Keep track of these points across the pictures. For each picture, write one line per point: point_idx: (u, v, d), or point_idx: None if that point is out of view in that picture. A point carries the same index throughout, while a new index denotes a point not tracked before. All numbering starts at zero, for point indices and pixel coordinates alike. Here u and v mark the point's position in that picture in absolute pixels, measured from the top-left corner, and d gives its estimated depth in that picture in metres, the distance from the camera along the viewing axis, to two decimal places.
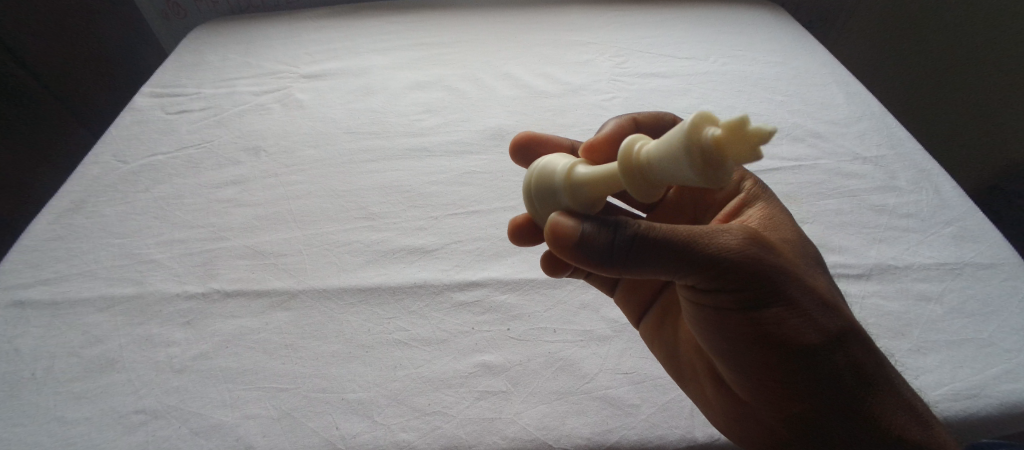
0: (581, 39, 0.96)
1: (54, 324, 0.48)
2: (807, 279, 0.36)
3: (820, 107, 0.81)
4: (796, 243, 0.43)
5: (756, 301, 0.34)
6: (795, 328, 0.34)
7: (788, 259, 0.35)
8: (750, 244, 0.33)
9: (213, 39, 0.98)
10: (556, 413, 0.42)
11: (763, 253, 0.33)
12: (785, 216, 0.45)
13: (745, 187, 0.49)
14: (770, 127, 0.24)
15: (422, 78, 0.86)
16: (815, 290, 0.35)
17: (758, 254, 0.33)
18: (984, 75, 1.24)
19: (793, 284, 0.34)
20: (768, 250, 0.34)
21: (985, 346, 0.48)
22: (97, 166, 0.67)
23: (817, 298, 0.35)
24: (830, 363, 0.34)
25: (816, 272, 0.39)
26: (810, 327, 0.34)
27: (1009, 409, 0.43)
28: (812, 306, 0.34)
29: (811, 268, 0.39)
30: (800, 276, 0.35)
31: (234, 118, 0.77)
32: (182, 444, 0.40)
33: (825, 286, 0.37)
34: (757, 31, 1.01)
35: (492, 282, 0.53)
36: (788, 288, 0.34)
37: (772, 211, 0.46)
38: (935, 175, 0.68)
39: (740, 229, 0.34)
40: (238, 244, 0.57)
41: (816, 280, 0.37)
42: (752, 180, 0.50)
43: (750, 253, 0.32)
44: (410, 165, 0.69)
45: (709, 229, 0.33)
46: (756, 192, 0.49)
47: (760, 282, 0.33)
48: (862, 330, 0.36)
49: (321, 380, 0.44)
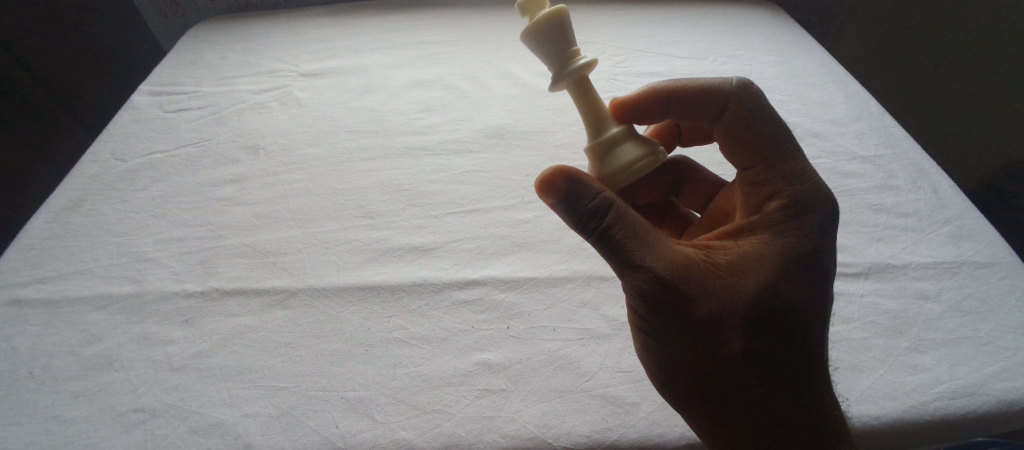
0: (580, 38, 0.96)
1: (53, 323, 0.48)
2: (730, 335, 0.37)
3: (819, 106, 0.81)
4: (773, 298, 0.37)
5: (659, 325, 0.38)
6: (687, 362, 0.39)
7: (729, 315, 0.37)
8: (665, 288, 0.36)
9: (211, 38, 0.97)
10: (556, 411, 0.42)
11: (672, 298, 0.36)
12: (806, 269, 0.38)
13: (767, 210, 0.39)
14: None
15: (421, 77, 0.86)
16: (743, 347, 0.37)
17: (684, 297, 0.36)
18: (982, 78, 1.25)
19: (715, 335, 0.37)
20: (684, 298, 0.36)
21: (983, 345, 0.48)
22: (96, 165, 0.67)
23: (725, 353, 0.38)
24: (723, 400, 0.39)
25: (768, 333, 0.37)
26: (715, 370, 0.38)
27: (1005, 407, 0.44)
28: (710, 356, 0.38)
29: (778, 330, 0.37)
30: (715, 331, 0.37)
31: (234, 117, 0.77)
32: (181, 442, 0.40)
33: (755, 347, 0.37)
34: (756, 31, 1.01)
35: (492, 281, 0.53)
36: (691, 333, 0.38)
37: (783, 249, 0.38)
38: (932, 174, 0.68)
39: (667, 271, 0.36)
40: (237, 242, 0.57)
41: (760, 341, 0.37)
42: (781, 204, 0.39)
43: (658, 294, 0.36)
44: (409, 164, 0.69)
45: (656, 258, 0.36)
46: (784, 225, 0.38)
47: (660, 315, 0.37)
48: (777, 394, 0.38)
49: (320, 379, 0.44)
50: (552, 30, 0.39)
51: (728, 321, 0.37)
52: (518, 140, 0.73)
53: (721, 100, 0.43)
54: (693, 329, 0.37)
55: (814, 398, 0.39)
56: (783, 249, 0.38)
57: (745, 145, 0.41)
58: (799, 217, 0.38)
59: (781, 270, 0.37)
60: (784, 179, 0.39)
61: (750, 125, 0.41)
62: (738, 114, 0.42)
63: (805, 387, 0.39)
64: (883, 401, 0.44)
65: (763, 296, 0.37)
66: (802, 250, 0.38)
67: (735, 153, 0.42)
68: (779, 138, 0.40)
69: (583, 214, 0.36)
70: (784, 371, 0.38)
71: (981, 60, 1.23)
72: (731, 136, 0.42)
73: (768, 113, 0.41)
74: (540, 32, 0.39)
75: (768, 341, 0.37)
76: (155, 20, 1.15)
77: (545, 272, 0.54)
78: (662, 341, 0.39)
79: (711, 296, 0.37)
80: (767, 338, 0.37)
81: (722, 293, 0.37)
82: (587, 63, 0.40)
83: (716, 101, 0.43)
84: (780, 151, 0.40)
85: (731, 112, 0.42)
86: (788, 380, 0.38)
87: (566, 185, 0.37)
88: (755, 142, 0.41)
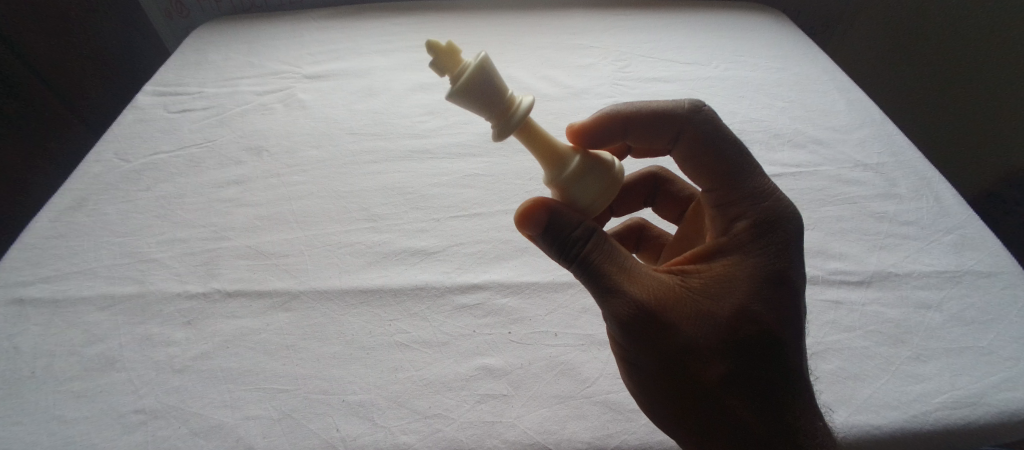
0: (583, 42, 0.96)
1: (55, 323, 0.48)
2: (704, 364, 0.37)
3: (821, 113, 0.81)
4: (743, 327, 0.36)
5: (632, 351, 0.38)
6: (663, 389, 0.38)
7: (700, 340, 0.36)
8: (638, 313, 0.36)
9: (215, 39, 0.98)
10: (557, 417, 0.42)
11: (644, 325, 0.36)
12: (774, 291, 0.37)
13: (733, 232, 0.39)
14: (434, 42, 0.33)
15: (425, 80, 0.86)
16: (717, 371, 0.37)
17: (655, 323, 0.36)
18: (984, 85, 1.24)
19: (689, 359, 0.37)
20: (656, 323, 0.36)
21: (984, 355, 0.48)
22: (99, 165, 0.67)
23: (700, 381, 0.37)
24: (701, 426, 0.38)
25: (744, 362, 0.37)
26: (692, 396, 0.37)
27: (1006, 417, 0.44)
28: (686, 384, 0.37)
29: (751, 355, 0.37)
30: (687, 358, 0.37)
31: (237, 117, 0.77)
32: (181, 444, 0.40)
33: (729, 377, 0.37)
34: (759, 37, 1.01)
35: (493, 285, 0.53)
36: (662, 360, 0.37)
37: (751, 271, 0.37)
38: (935, 182, 0.68)
39: (641, 296, 0.36)
40: (239, 244, 0.57)
41: (734, 367, 0.37)
42: (743, 227, 0.39)
43: (630, 321, 0.36)
44: (411, 167, 0.69)
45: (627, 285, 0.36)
46: (749, 246, 0.38)
47: (634, 341, 0.37)
48: (757, 420, 0.37)
49: (321, 382, 0.44)
50: (484, 84, 0.35)
51: (700, 346, 0.36)
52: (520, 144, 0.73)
53: (678, 125, 0.43)
54: (667, 353, 0.37)
55: (793, 430, 0.37)
56: (752, 275, 0.37)
57: (707, 169, 0.41)
58: (764, 237, 0.38)
59: (750, 297, 0.37)
60: (749, 201, 0.39)
61: (708, 152, 0.41)
62: (697, 138, 0.42)
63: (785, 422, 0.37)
64: (884, 411, 0.44)
65: (737, 317, 0.36)
66: (772, 270, 0.37)
67: (698, 176, 0.42)
68: (733, 161, 0.41)
69: (564, 238, 0.37)
70: (761, 403, 0.37)
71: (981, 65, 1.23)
72: (692, 161, 0.42)
73: (719, 135, 0.42)
74: (476, 85, 0.34)
75: (744, 371, 0.37)
76: (159, 20, 1.15)
77: (546, 277, 0.54)
78: (639, 368, 0.39)
79: (684, 322, 0.36)
80: (739, 367, 0.37)
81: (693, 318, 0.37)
82: (530, 104, 0.37)
83: (672, 127, 0.43)
84: (739, 175, 0.40)
85: (688, 138, 0.42)
86: (765, 413, 0.37)
87: (552, 210, 0.38)
88: (715, 165, 0.41)
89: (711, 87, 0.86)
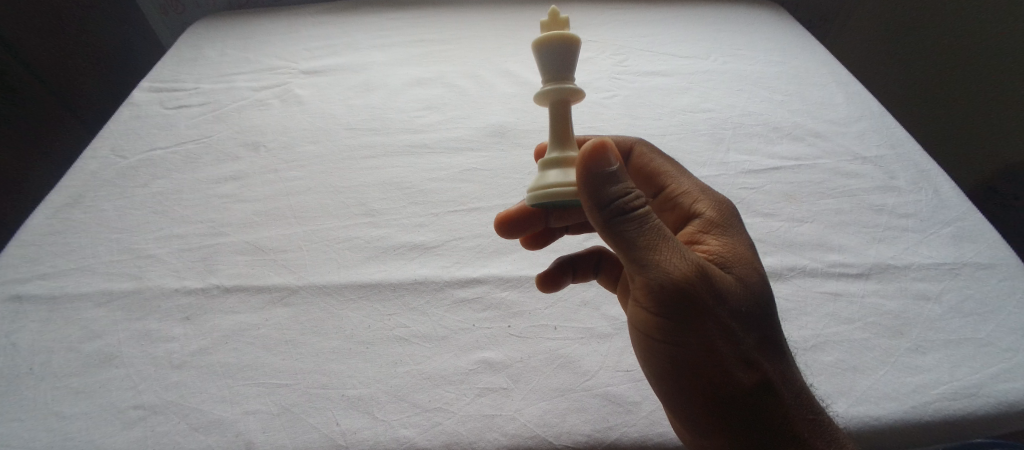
0: (581, 36, 0.96)
1: (53, 319, 0.48)
2: (741, 326, 0.38)
3: (820, 107, 0.81)
4: (756, 285, 0.40)
5: (679, 318, 0.36)
6: (708, 366, 0.37)
7: (733, 298, 0.38)
8: (693, 274, 0.36)
9: (211, 34, 0.97)
10: (557, 410, 0.42)
11: (701, 287, 0.36)
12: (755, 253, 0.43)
13: (704, 212, 0.46)
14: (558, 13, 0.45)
15: (423, 74, 0.86)
16: (749, 328, 0.38)
17: (702, 279, 0.36)
18: (986, 77, 1.24)
19: (728, 317, 0.37)
20: (708, 286, 0.36)
21: (984, 346, 0.48)
22: (95, 161, 0.67)
23: (742, 342, 0.37)
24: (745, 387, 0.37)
25: (765, 321, 0.39)
26: (734, 357, 0.37)
27: (1006, 408, 0.44)
28: (733, 353, 0.37)
29: (767, 312, 0.40)
30: (730, 323, 0.37)
31: (233, 113, 0.77)
32: (181, 440, 0.40)
33: (759, 334, 0.38)
34: (758, 31, 1.01)
35: (492, 279, 0.52)
36: (710, 319, 0.36)
37: (736, 239, 0.43)
38: (933, 174, 0.68)
39: (692, 259, 0.36)
40: (237, 239, 0.57)
41: (757, 321, 0.39)
42: (717, 206, 0.46)
43: (689, 284, 0.35)
44: (409, 161, 0.68)
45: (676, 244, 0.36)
46: (726, 219, 0.45)
47: (687, 307, 0.36)
48: (785, 373, 0.38)
49: (321, 377, 0.44)
50: (560, 47, 0.43)
51: (735, 302, 0.38)
52: (519, 138, 0.73)
53: (627, 147, 0.55)
54: (711, 312, 0.36)
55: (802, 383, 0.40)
56: (740, 240, 0.43)
57: (653, 179, 0.52)
58: (732, 213, 0.46)
59: (751, 259, 0.42)
60: (704, 191, 0.48)
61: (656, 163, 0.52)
62: (644, 153, 0.53)
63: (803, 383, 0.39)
64: (884, 402, 0.44)
65: (748, 275, 0.40)
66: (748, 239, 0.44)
67: (650, 183, 0.52)
68: (677, 168, 0.51)
69: (618, 201, 0.36)
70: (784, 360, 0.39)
71: (983, 58, 1.23)
72: (641, 169, 0.53)
73: (658, 153, 0.53)
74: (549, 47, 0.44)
75: (768, 329, 0.39)
76: None
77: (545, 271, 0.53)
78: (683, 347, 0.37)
79: (723, 283, 0.38)
80: (761, 323, 0.39)
81: (724, 278, 0.38)
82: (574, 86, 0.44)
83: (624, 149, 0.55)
84: (689, 175, 0.50)
85: (636, 156, 0.53)
86: (790, 372, 0.39)
87: (613, 170, 0.37)
88: (660, 174, 0.51)
89: (710, 81, 0.86)
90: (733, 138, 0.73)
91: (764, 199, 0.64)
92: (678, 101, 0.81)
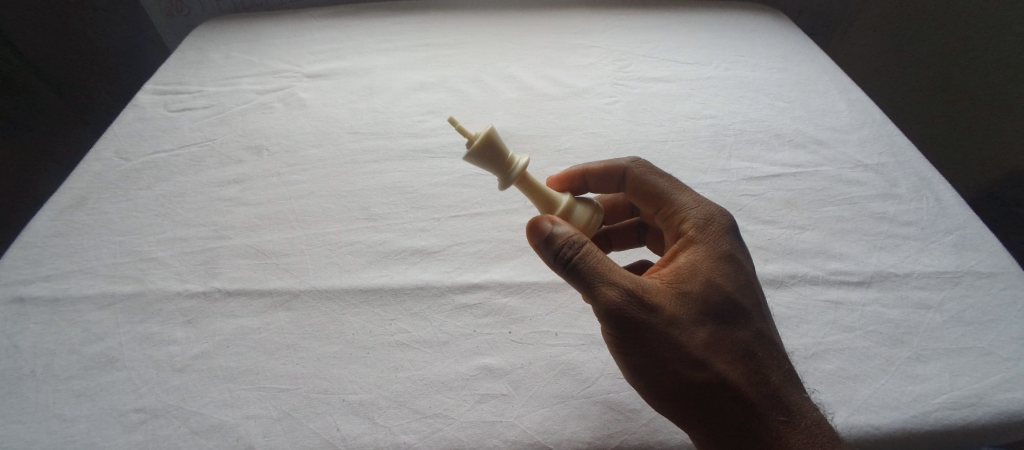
0: (584, 42, 0.96)
1: (55, 321, 0.48)
2: (696, 343, 0.39)
3: (822, 113, 0.81)
4: (716, 298, 0.41)
5: (632, 343, 0.39)
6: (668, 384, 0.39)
7: (683, 317, 0.40)
8: (633, 304, 0.38)
9: (215, 37, 0.97)
10: (557, 417, 0.42)
11: (644, 314, 0.39)
12: (727, 265, 0.43)
13: (685, 230, 0.46)
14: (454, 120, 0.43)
15: (425, 79, 0.86)
16: (705, 344, 0.40)
17: (645, 307, 0.39)
18: (988, 83, 1.25)
19: (679, 337, 0.39)
20: (651, 312, 0.39)
21: (985, 355, 0.48)
22: (99, 163, 0.67)
23: (697, 358, 0.39)
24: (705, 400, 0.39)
25: (725, 330, 0.40)
26: (689, 373, 0.39)
27: (1005, 418, 0.44)
28: (687, 370, 0.39)
29: (726, 325, 0.41)
30: (680, 340, 0.39)
31: (237, 116, 0.77)
32: (182, 443, 0.40)
33: (718, 348, 0.40)
34: (760, 37, 1.01)
35: (493, 285, 0.52)
36: (658, 341, 0.39)
37: (705, 255, 0.44)
38: (934, 182, 0.68)
39: (633, 289, 0.39)
40: (239, 243, 0.57)
41: (715, 335, 0.40)
42: (693, 222, 0.46)
43: (631, 312, 0.38)
44: (412, 166, 0.69)
45: (619, 278, 0.39)
46: (700, 234, 0.45)
47: (635, 331, 0.39)
48: (750, 384, 0.39)
49: (322, 381, 0.44)
50: (493, 150, 0.43)
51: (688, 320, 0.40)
52: (520, 144, 0.73)
53: (619, 173, 0.53)
54: (659, 334, 0.39)
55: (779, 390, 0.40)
56: (707, 253, 0.44)
57: (647, 199, 0.51)
58: (707, 226, 0.45)
59: (713, 270, 0.43)
60: (685, 207, 0.47)
61: (645, 183, 0.51)
62: (637, 177, 0.51)
63: (783, 384, 0.40)
64: (884, 411, 0.44)
65: (708, 290, 0.41)
66: (720, 249, 0.44)
67: (646, 203, 0.51)
68: (670, 184, 0.50)
69: (559, 254, 0.39)
70: (753, 370, 0.40)
71: (984, 60, 1.23)
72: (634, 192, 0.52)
73: (651, 170, 0.52)
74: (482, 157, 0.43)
75: (730, 341, 0.40)
76: (158, 18, 1.14)
77: (545, 277, 0.53)
78: (642, 365, 0.40)
79: (669, 305, 0.40)
80: (719, 336, 0.40)
81: (673, 301, 0.40)
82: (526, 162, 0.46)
83: (617, 174, 0.53)
84: (676, 188, 0.49)
85: (630, 180, 0.52)
86: (761, 376, 0.39)
87: (551, 230, 0.40)
88: (652, 193, 0.50)
89: (712, 87, 0.86)
90: (734, 144, 0.74)
91: (766, 206, 0.64)
92: (679, 108, 0.81)
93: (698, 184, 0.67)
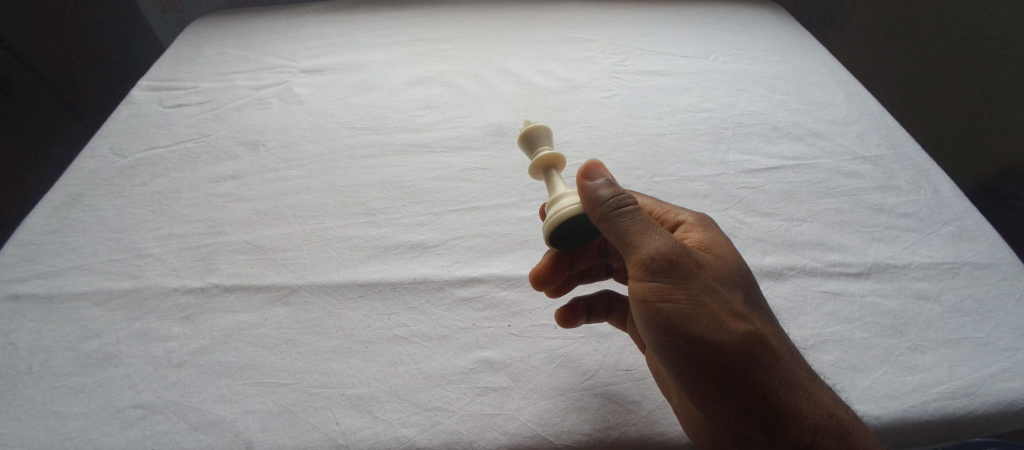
0: (581, 36, 0.96)
1: (51, 318, 0.48)
2: (735, 302, 0.40)
3: (820, 106, 0.81)
4: (737, 275, 0.42)
5: (681, 298, 0.38)
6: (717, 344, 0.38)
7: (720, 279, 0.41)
8: (683, 255, 0.39)
9: (210, 33, 0.97)
10: (557, 410, 0.42)
11: (692, 267, 0.39)
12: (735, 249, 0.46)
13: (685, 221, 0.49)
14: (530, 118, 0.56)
15: (422, 74, 0.86)
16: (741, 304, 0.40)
17: (692, 260, 0.40)
18: (983, 75, 1.24)
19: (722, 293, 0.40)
20: (697, 266, 0.40)
21: (983, 346, 0.48)
22: (94, 160, 0.67)
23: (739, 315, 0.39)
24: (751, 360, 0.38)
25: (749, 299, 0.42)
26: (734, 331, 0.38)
27: (1004, 407, 0.44)
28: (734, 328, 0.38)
29: (751, 294, 0.42)
30: (725, 297, 0.39)
31: (233, 112, 0.77)
32: (181, 439, 0.40)
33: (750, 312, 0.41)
34: (757, 30, 1.01)
35: (492, 279, 0.52)
36: (706, 297, 0.39)
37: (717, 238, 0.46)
38: (933, 174, 0.68)
39: (679, 245, 0.40)
40: (237, 238, 0.57)
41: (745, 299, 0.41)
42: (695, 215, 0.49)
43: (681, 262, 0.39)
44: (411, 161, 0.68)
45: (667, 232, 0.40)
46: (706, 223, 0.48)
47: (685, 283, 0.39)
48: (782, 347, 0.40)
49: (321, 376, 0.44)
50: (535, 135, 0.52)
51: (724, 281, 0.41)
52: (519, 138, 0.73)
53: None
54: (705, 288, 0.39)
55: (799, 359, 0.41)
56: (719, 235, 0.47)
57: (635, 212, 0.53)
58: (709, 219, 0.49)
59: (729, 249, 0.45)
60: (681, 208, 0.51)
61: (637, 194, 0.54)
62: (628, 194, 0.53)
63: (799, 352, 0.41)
64: (883, 401, 0.44)
65: (730, 261, 0.44)
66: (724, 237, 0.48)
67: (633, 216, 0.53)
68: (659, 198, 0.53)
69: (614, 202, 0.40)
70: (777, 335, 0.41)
71: (981, 51, 1.23)
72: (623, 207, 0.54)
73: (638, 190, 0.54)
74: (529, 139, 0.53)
75: (755, 308, 0.42)
76: (153, 14, 1.14)
77: None
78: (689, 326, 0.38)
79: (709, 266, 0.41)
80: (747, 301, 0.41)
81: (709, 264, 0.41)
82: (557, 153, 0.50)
83: None
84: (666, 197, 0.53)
85: None
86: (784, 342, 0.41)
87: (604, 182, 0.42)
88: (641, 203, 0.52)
89: (710, 81, 0.86)
90: (733, 137, 0.73)
91: (764, 198, 0.64)
92: (678, 101, 0.80)
93: (696, 176, 0.67)
